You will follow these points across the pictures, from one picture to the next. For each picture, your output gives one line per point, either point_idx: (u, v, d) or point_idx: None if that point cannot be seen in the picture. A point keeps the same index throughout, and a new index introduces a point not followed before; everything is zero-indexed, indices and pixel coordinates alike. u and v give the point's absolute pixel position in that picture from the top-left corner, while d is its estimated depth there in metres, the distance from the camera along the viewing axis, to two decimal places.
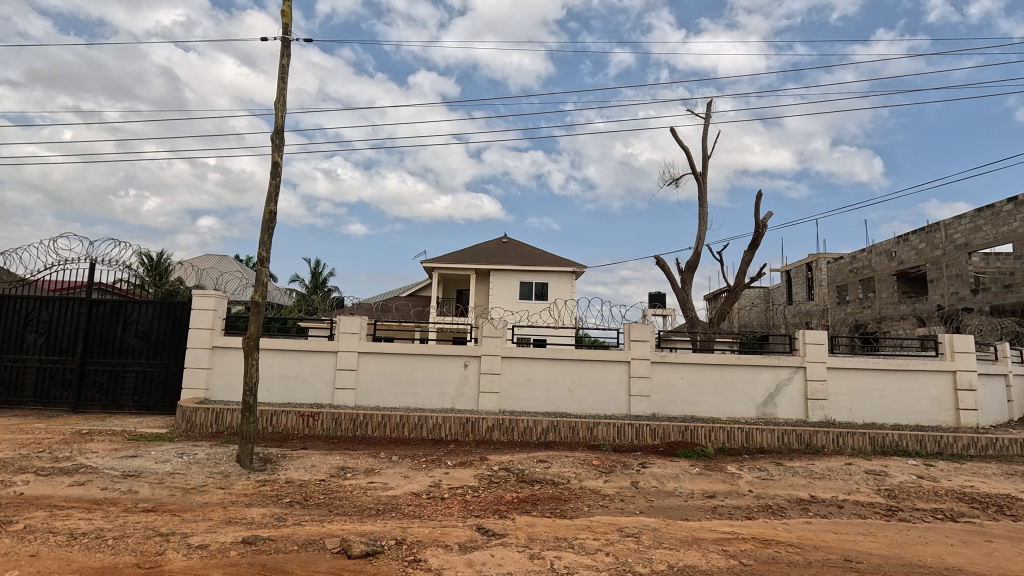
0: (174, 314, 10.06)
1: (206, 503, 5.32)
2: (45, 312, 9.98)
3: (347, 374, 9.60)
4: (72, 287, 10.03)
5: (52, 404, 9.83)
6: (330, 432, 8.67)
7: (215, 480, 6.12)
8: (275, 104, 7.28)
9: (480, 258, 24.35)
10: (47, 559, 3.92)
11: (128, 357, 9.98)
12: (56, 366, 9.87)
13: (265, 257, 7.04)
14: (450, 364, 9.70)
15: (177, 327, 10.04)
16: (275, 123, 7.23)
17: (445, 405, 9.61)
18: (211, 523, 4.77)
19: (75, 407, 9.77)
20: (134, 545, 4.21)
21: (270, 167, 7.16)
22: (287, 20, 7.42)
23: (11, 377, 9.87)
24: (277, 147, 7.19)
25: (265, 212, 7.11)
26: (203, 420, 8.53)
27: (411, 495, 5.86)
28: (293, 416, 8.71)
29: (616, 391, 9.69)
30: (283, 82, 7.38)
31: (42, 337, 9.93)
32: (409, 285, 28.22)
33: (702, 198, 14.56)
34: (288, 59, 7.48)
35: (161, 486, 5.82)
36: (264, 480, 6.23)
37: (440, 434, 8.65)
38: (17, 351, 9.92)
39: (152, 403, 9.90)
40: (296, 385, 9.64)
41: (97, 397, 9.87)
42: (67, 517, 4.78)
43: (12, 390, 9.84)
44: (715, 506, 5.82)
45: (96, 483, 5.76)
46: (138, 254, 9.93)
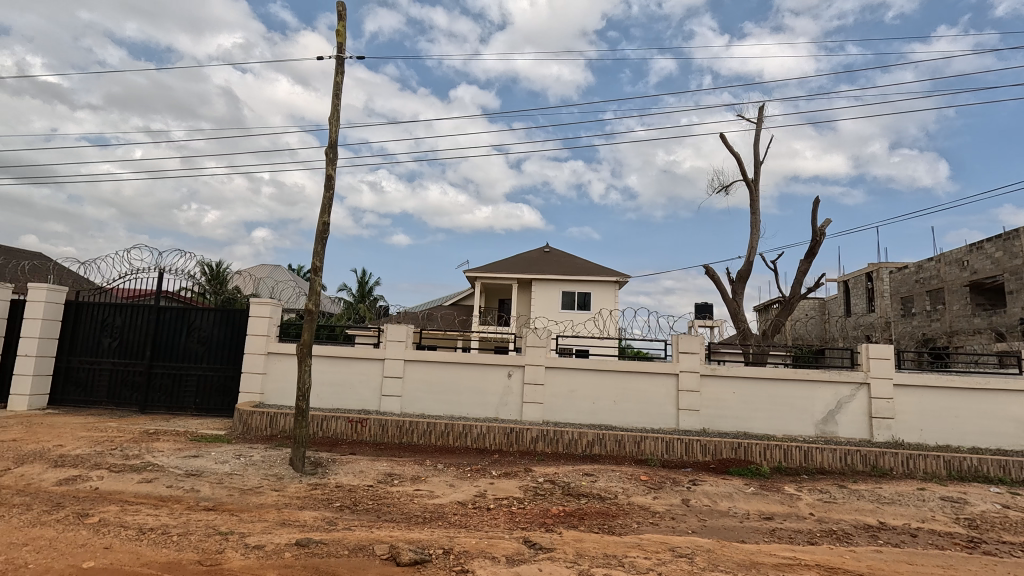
0: (233, 320, 10.56)
1: (262, 504, 5.51)
2: (119, 318, 10.71)
3: (393, 382, 9.77)
4: (143, 295, 10.72)
5: (123, 405, 10.50)
6: (377, 438, 8.83)
7: (269, 482, 6.33)
8: (330, 120, 7.57)
9: (522, 268, 24.37)
10: (119, 552, 4.14)
11: (191, 361, 10.52)
12: (127, 369, 10.55)
13: (318, 266, 7.29)
14: (494, 374, 9.71)
15: (236, 333, 10.52)
16: (330, 138, 7.51)
17: (489, 415, 9.62)
18: (266, 524, 4.92)
19: (143, 408, 10.39)
20: (196, 542, 4.39)
21: (324, 180, 7.43)
22: (342, 39, 7.74)
23: (87, 379, 10.62)
24: (330, 161, 7.46)
25: (319, 223, 7.37)
26: (258, 423, 8.86)
27: (457, 504, 5.85)
28: (342, 421, 8.92)
29: (664, 405, 9.41)
30: (337, 98, 7.68)
31: (116, 341, 10.65)
32: (452, 294, 28.56)
33: (754, 205, 14.05)
34: (342, 76, 7.76)
35: (220, 485, 6.08)
36: (315, 484, 6.39)
37: (484, 444, 8.65)
38: (93, 354, 10.67)
39: (211, 406, 10.39)
40: (345, 391, 9.89)
41: (163, 399, 10.46)
42: (137, 512, 5.05)
43: (89, 391, 10.59)
44: (773, 529, 5.52)
45: (161, 481, 6.07)
46: (200, 264, 10.52)
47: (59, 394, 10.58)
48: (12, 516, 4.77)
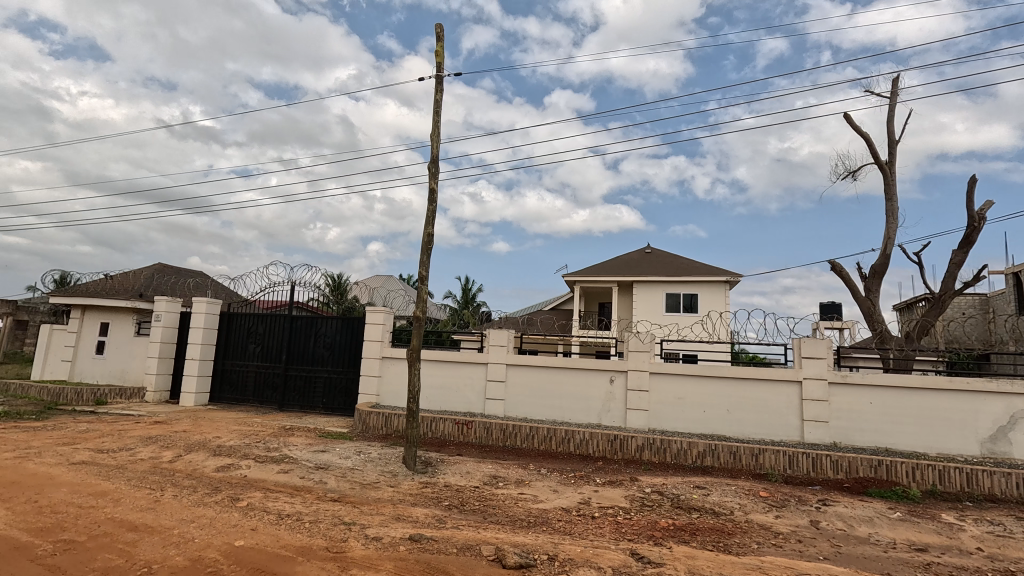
0: (353, 327, 11.52)
1: (379, 499, 5.92)
2: (261, 326, 12.20)
3: (496, 386, 10.00)
4: (279, 305, 12.12)
5: (266, 403, 11.92)
6: (482, 441, 9.09)
7: (386, 478, 6.79)
8: (431, 136, 7.99)
9: (623, 270, 23.75)
10: (263, 533, 4.69)
11: (318, 365, 11.66)
12: (268, 371, 11.97)
13: (424, 275, 7.71)
14: (596, 379, 9.55)
15: (356, 338, 11.46)
16: (432, 153, 7.93)
17: (592, 421, 9.46)
18: (383, 518, 5.28)
19: (281, 406, 11.71)
20: (324, 530, 4.83)
21: (428, 193, 7.85)
22: (440, 59, 8.14)
23: (238, 379, 12.22)
24: (433, 175, 7.86)
25: (424, 235, 7.79)
26: (376, 423, 9.55)
27: (561, 511, 5.81)
28: (450, 423, 9.31)
29: (785, 416, 8.59)
30: (438, 115, 8.09)
31: (259, 346, 12.14)
32: (551, 299, 28.66)
33: (890, 191, 12.36)
34: (441, 94, 8.17)
35: (344, 479, 6.64)
36: (425, 482, 6.73)
37: (587, 450, 8.53)
38: (242, 357, 12.26)
39: (336, 406, 11.41)
40: (452, 394, 10.32)
41: (297, 398, 11.70)
42: (277, 499, 5.68)
43: (239, 390, 12.17)
44: (928, 563, 4.76)
45: (296, 472, 6.78)
46: (324, 276, 11.65)
47: (217, 392, 12.29)
48: (183, 496, 5.61)
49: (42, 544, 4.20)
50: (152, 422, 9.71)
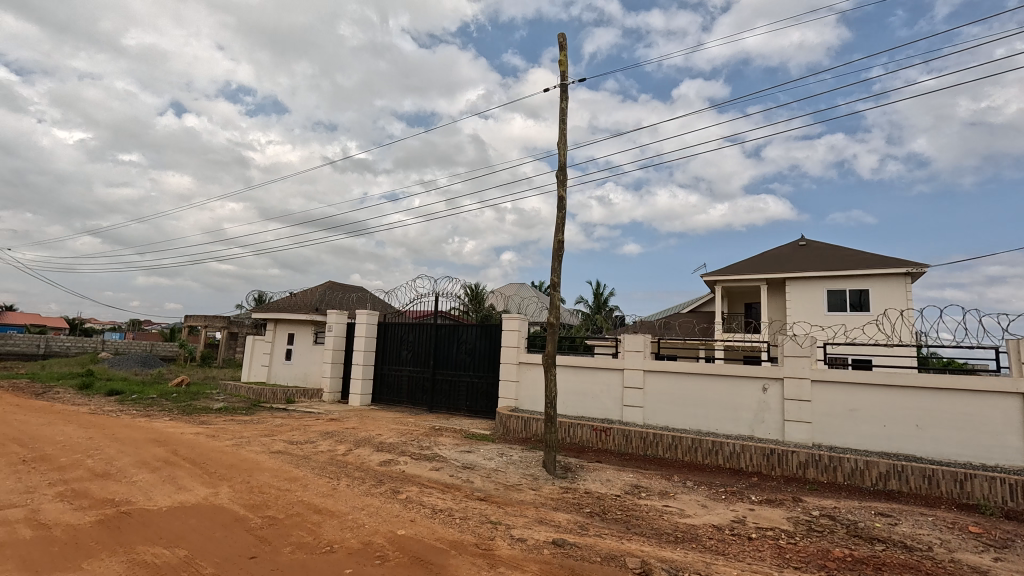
0: (491, 334, 12.09)
1: (522, 501, 6.10)
2: (411, 335, 13.41)
3: (634, 392, 9.70)
4: (426, 315, 13.22)
5: (418, 404, 13.04)
6: (621, 449, 8.87)
7: (527, 481, 6.97)
8: (558, 145, 8.10)
9: (772, 267, 21.49)
10: (421, 525, 5.12)
11: (461, 370, 12.43)
12: (418, 375, 13.10)
13: (557, 282, 7.80)
14: (746, 386, 8.75)
15: (494, 344, 12.00)
16: (559, 161, 8.03)
17: (743, 432, 8.68)
18: (526, 520, 5.42)
19: (431, 408, 12.72)
20: (473, 527, 5.12)
21: (557, 201, 7.96)
22: (564, 67, 8.23)
23: (394, 382, 13.57)
24: (561, 183, 7.95)
25: (555, 242, 7.90)
26: (515, 426, 9.86)
27: (712, 528, 5.41)
28: (588, 429, 9.26)
29: (1001, 435, 7.00)
30: (564, 123, 8.17)
31: (410, 353, 13.37)
32: (690, 301, 27.03)
33: None
34: (566, 102, 8.24)
35: (489, 479, 6.98)
36: (566, 487, 6.77)
37: (739, 464, 7.84)
38: (397, 363, 13.59)
39: (478, 408, 12.05)
40: (589, 400, 10.26)
41: (444, 400, 12.61)
42: (431, 494, 6.16)
43: (395, 392, 13.50)
44: None
45: (446, 470, 7.30)
46: (463, 287, 12.43)
47: (377, 393, 13.78)
48: (355, 485, 6.38)
49: (254, 517, 5.09)
50: (328, 419, 11.22)
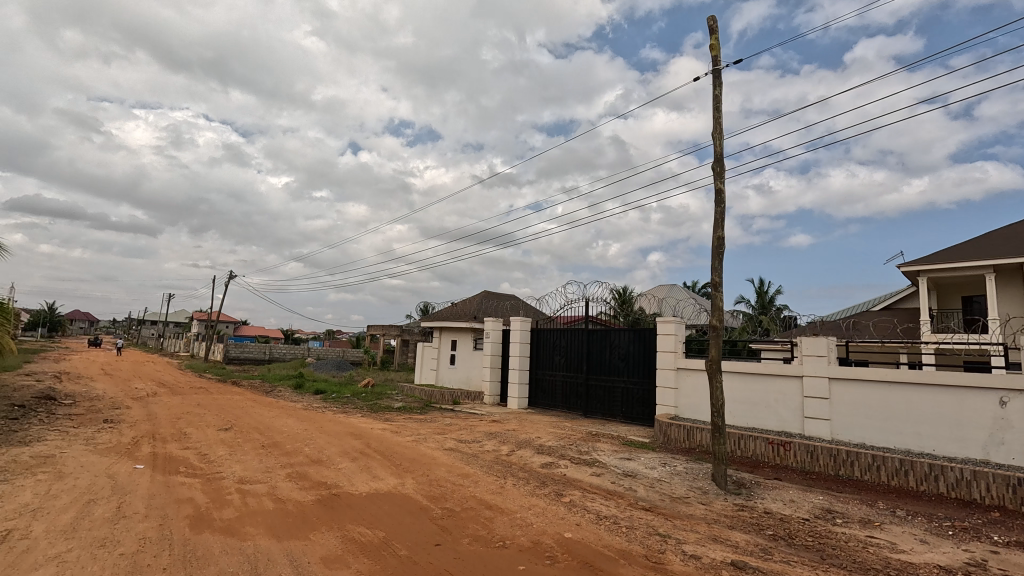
0: (645, 338, 11.67)
1: (692, 515, 5.74)
2: (563, 340, 13.60)
3: (818, 403, 8.50)
4: (576, 320, 13.31)
5: (573, 409, 13.15)
6: (805, 466, 7.85)
7: (696, 494, 6.55)
8: (713, 135, 7.55)
9: (1002, 250, 17.22)
10: (587, 530, 5.13)
11: (616, 375, 12.21)
12: (572, 380, 13.21)
13: (718, 282, 7.25)
14: (976, 399, 7.11)
15: (649, 349, 11.56)
16: (715, 152, 7.48)
17: (974, 456, 7.05)
18: (699, 536, 5.09)
19: (586, 413, 12.73)
20: (641, 538, 4.96)
21: (714, 195, 7.42)
22: (716, 51, 7.67)
23: (549, 387, 13.89)
24: (718, 175, 7.40)
25: (714, 239, 7.37)
26: (677, 435, 9.34)
27: (939, 570, 4.47)
28: (762, 443, 8.38)
29: None
30: (718, 111, 7.60)
31: (563, 358, 13.56)
32: (883, 297, 22.95)
33: None
34: (720, 87, 7.66)
35: (652, 489, 6.72)
36: (741, 505, 6.19)
37: (971, 495, 6.37)
38: (551, 368, 13.89)
39: (635, 415, 11.70)
40: (761, 410, 9.30)
41: (599, 406, 12.52)
42: (594, 500, 6.14)
43: (551, 396, 13.81)
44: None
45: (607, 477, 7.22)
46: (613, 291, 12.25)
47: (534, 397, 14.24)
48: (520, 485, 6.66)
49: (435, 508, 5.61)
50: (491, 421, 11.91)
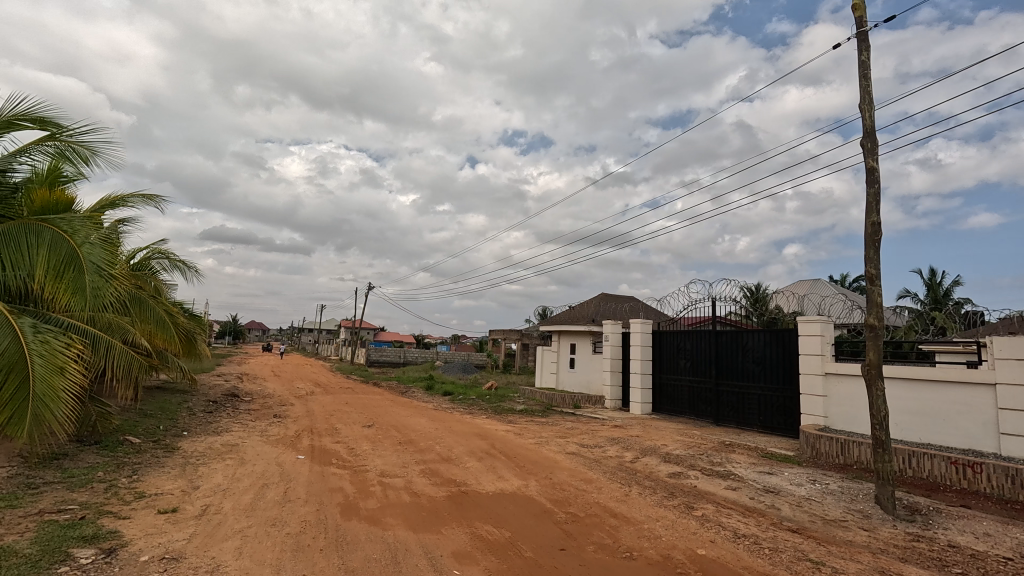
0: (784, 340, 10.55)
1: (851, 542, 5.02)
2: (688, 342, 12.84)
3: (1020, 417, 6.95)
4: (702, 321, 12.49)
5: (702, 416, 12.34)
6: (1005, 494, 6.45)
7: (855, 518, 5.72)
8: (861, 107, 6.60)
9: None
10: (723, 549, 4.74)
11: (750, 381, 11.20)
12: (700, 385, 12.41)
13: (875, 274, 6.29)
14: None
15: (790, 352, 10.42)
16: (864, 126, 6.53)
17: None
18: (861, 567, 4.43)
19: (717, 421, 11.85)
20: (788, 563, 4.45)
21: (865, 175, 6.47)
22: (861, 11, 6.71)
23: (674, 392, 13.20)
24: (869, 152, 6.44)
25: (867, 225, 6.42)
26: (828, 450, 8.26)
27: None
28: (942, 462, 7.07)
29: None
30: (866, 79, 6.64)
31: (689, 362, 12.78)
32: None
33: None
34: (868, 52, 6.68)
35: (800, 508, 6.01)
36: (916, 535, 5.26)
37: None
38: (675, 372, 13.19)
39: (775, 425, 10.61)
40: (938, 424, 7.86)
41: (731, 414, 11.58)
42: (731, 516, 5.66)
43: (676, 402, 13.11)
44: None
45: (745, 491, 6.62)
46: (743, 289, 11.28)
47: (658, 403, 13.63)
48: (646, 494, 6.39)
49: (560, 512, 5.61)
50: (613, 426, 11.63)
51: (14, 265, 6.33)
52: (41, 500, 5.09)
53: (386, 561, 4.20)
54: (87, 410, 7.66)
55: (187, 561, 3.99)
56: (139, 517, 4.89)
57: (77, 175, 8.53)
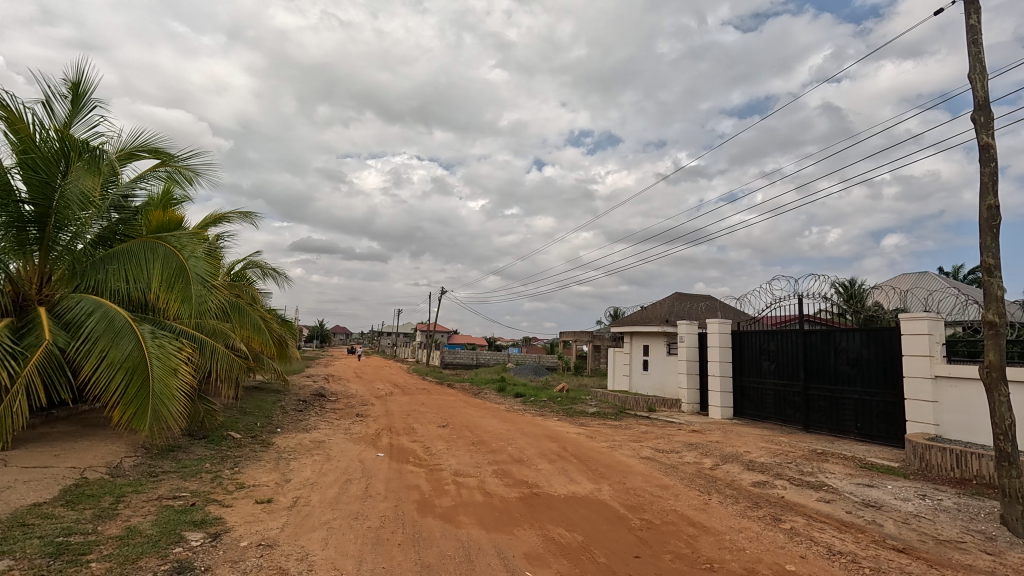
0: (884, 339, 9.60)
1: (971, 566, 4.46)
2: (772, 343, 12.05)
3: None
4: (788, 320, 11.68)
5: (789, 422, 11.52)
6: None
7: (976, 540, 5.07)
8: (970, 77, 5.88)
9: None
10: (815, 565, 4.39)
11: (844, 385, 10.30)
12: (787, 389, 11.60)
13: (993, 264, 5.57)
14: None
15: (890, 353, 9.46)
16: (975, 98, 5.81)
17: None
18: None
19: (807, 427, 11.01)
20: None
21: (978, 154, 5.75)
22: None
23: (758, 396, 12.44)
24: (983, 126, 5.72)
25: (982, 210, 5.70)
26: (940, 462, 7.40)
27: None
28: None
29: None
30: (976, 45, 5.90)
31: (773, 364, 11.99)
32: None
33: None
34: (977, 15, 5.95)
35: (908, 526, 5.41)
36: None
37: None
38: (758, 375, 12.43)
39: (875, 433, 9.67)
40: None
41: (824, 420, 10.70)
42: (824, 531, 5.23)
43: (760, 407, 12.34)
44: None
45: (841, 505, 6.09)
46: (834, 284, 10.42)
47: (740, 407, 12.92)
48: (728, 504, 6.05)
49: (634, 518, 5.46)
50: (691, 430, 11.15)
51: (136, 279, 7.18)
52: (160, 487, 5.71)
53: (460, 558, 4.29)
54: (196, 407, 8.53)
55: (280, 548, 4.30)
56: (240, 506, 5.36)
57: (186, 197, 9.53)
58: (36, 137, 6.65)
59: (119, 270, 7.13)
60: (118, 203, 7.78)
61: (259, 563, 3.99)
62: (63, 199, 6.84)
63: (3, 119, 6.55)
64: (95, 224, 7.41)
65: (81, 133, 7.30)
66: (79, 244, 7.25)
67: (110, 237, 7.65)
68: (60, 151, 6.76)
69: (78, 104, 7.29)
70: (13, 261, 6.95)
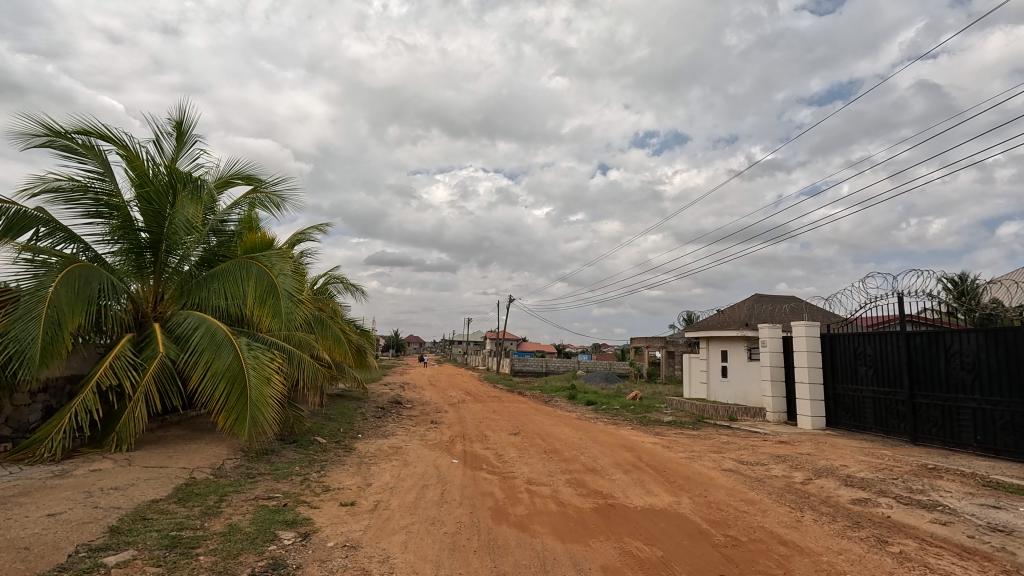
0: (1006, 341, 8.52)
1: None
2: (869, 347, 11.03)
3: None
4: (888, 320, 10.65)
5: (893, 433, 10.45)
6: None
7: None
8: None
9: None
10: None
11: (960, 393, 9.20)
12: (889, 398, 10.55)
13: None
14: None
15: (1016, 356, 8.36)
16: None
17: None
18: None
19: (916, 439, 9.92)
20: None
21: None
22: None
23: (854, 405, 11.41)
24: None
25: None
26: None
27: None
28: None
29: None
30: None
31: (871, 369, 10.95)
32: None
33: None
34: None
35: None
36: None
37: None
38: (854, 382, 11.40)
39: (1000, 447, 8.54)
40: None
41: (936, 432, 9.58)
42: (940, 556, 4.67)
43: (858, 417, 11.30)
44: None
45: (960, 528, 5.40)
46: (941, 280, 9.37)
47: (834, 417, 11.90)
48: (824, 522, 5.57)
49: (718, 533, 5.17)
50: (778, 441, 10.42)
51: (233, 295, 7.87)
52: (257, 488, 6.17)
53: (536, 568, 4.27)
54: (287, 414, 9.16)
55: (363, 551, 4.48)
56: (327, 508, 5.66)
57: None
58: (149, 171, 7.51)
59: (219, 288, 7.86)
60: (216, 228, 8.54)
61: (345, 563, 4.19)
62: (172, 226, 7.65)
63: (123, 156, 7.44)
64: (198, 247, 8.22)
65: (186, 166, 8.15)
66: (186, 266, 8.08)
67: (213, 258, 8.41)
68: (169, 184, 7.58)
69: (182, 140, 8.13)
70: (133, 283, 7.83)
